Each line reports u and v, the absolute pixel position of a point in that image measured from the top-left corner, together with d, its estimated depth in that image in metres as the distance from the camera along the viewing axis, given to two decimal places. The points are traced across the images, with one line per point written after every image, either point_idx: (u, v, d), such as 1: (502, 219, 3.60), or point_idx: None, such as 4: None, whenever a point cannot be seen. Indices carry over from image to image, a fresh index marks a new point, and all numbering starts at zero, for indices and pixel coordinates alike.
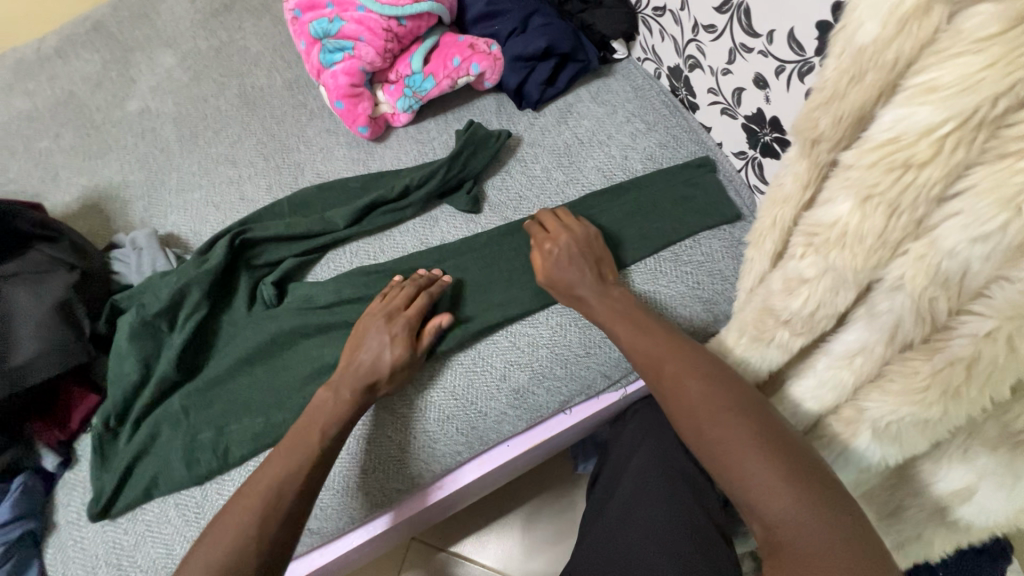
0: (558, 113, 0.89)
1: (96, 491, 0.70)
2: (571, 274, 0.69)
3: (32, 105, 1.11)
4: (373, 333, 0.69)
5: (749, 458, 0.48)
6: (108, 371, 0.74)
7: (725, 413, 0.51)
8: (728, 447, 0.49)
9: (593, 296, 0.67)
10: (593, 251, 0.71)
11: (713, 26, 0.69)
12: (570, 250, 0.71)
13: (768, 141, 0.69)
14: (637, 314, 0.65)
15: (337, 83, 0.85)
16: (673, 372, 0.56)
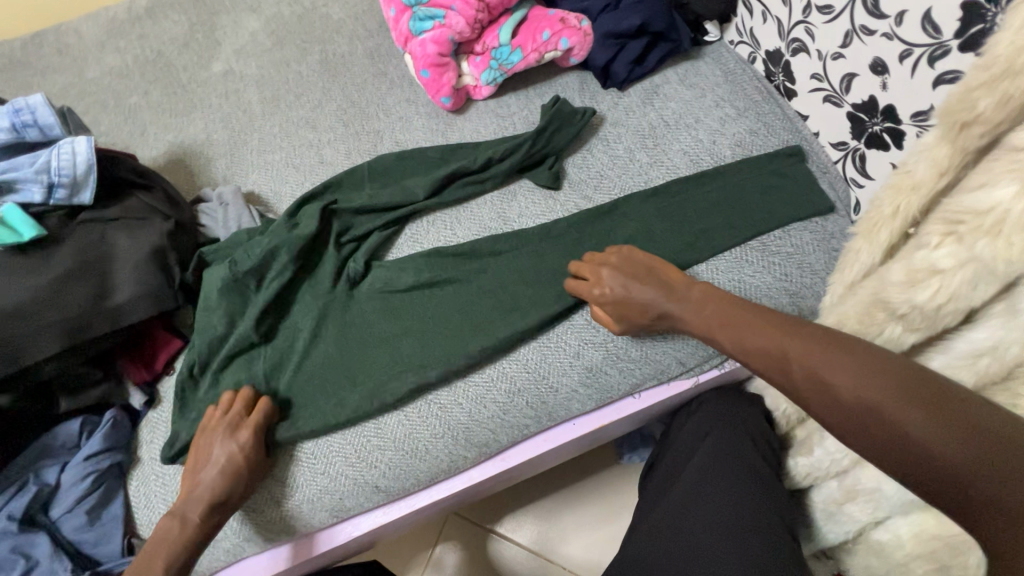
0: (643, 94, 0.87)
1: (171, 435, 0.71)
2: (643, 297, 0.66)
3: (123, 62, 1.15)
4: (200, 451, 0.65)
5: (935, 444, 0.42)
6: (194, 321, 0.75)
7: (886, 395, 0.45)
8: (906, 434, 0.43)
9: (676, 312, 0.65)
10: (640, 263, 0.69)
11: (831, 7, 0.66)
12: (619, 280, 0.68)
13: (876, 131, 0.67)
14: (728, 308, 0.61)
15: (425, 51, 0.85)
16: (804, 363, 0.51)
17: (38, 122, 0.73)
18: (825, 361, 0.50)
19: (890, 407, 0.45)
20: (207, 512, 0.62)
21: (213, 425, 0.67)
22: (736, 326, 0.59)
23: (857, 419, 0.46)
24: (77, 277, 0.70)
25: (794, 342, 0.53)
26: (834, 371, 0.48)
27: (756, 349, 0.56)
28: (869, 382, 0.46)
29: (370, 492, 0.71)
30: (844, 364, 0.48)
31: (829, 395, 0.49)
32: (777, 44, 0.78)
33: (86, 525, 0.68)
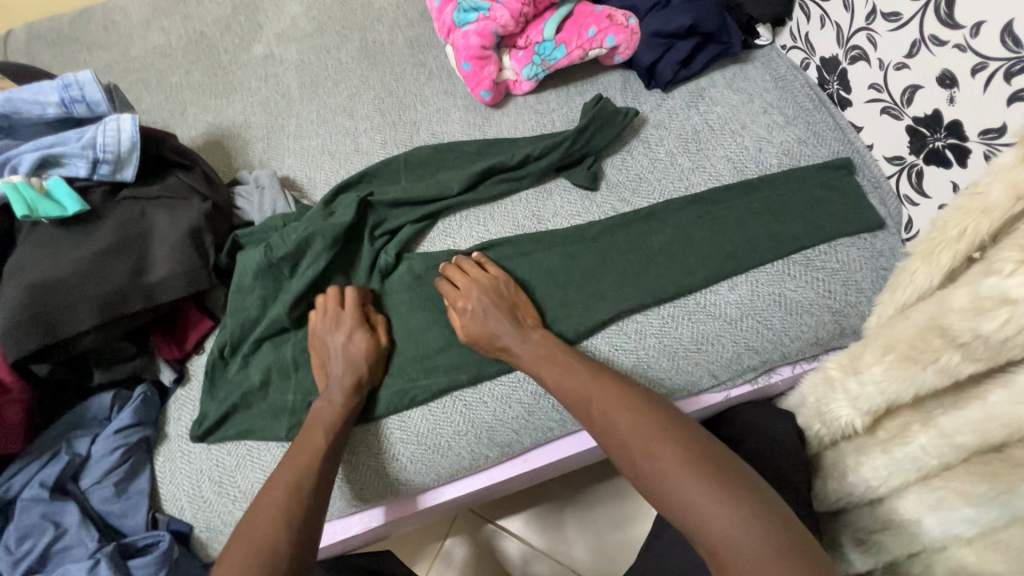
0: (688, 96, 0.85)
1: (200, 415, 0.73)
2: (492, 325, 0.68)
3: (167, 42, 1.16)
4: (322, 352, 0.71)
5: (713, 516, 0.45)
6: (227, 302, 0.76)
7: (671, 461, 0.49)
8: (683, 501, 0.46)
9: (515, 342, 0.66)
10: (495, 292, 0.70)
11: (899, 14, 0.64)
12: (483, 303, 0.69)
13: (937, 147, 0.64)
14: (554, 349, 0.66)
15: (468, 43, 0.84)
16: (601, 416, 0.56)
17: (86, 99, 0.74)
18: (621, 417, 0.54)
19: (646, 459, 0.50)
20: (351, 393, 0.67)
21: (319, 324, 0.72)
22: (567, 369, 0.62)
23: (638, 475, 0.50)
24: (116, 253, 0.71)
25: (600, 395, 0.58)
26: (634, 434, 0.52)
27: (567, 390, 0.61)
28: (659, 445, 0.50)
29: (391, 483, 0.71)
30: (631, 420, 0.54)
31: (622, 451, 0.52)
32: (835, 51, 0.76)
33: (113, 497, 0.70)
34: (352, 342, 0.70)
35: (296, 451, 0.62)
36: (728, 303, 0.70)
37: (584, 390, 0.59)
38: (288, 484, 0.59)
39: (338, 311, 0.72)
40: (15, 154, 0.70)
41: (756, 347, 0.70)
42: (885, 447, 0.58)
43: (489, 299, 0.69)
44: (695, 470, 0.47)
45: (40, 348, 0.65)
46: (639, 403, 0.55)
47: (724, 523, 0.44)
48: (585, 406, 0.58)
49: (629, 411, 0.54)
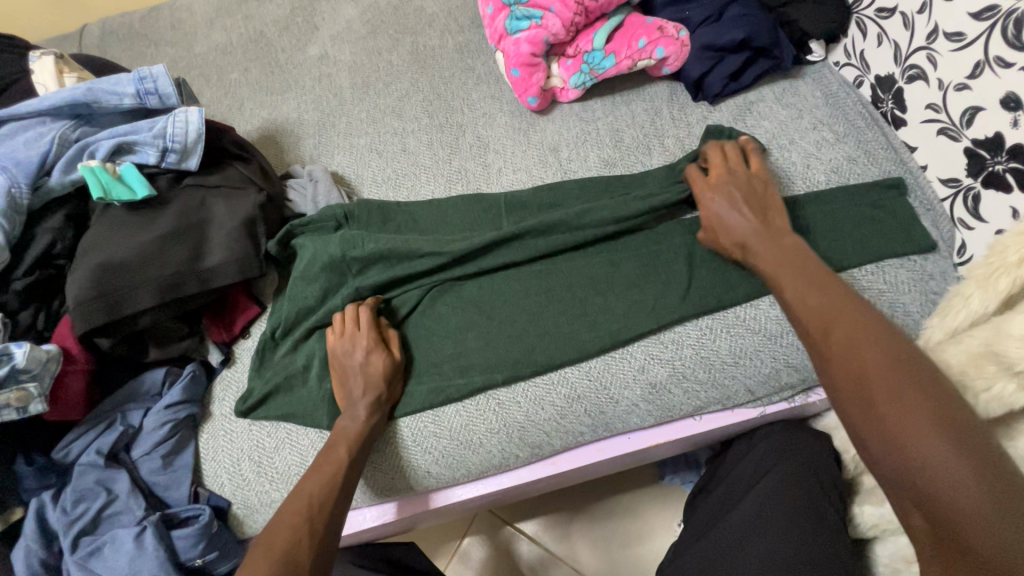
0: (736, 109, 0.85)
1: (245, 393, 0.76)
2: (731, 212, 0.69)
3: (228, 40, 1.22)
4: (340, 371, 0.72)
5: (952, 483, 0.41)
6: (288, 286, 0.79)
7: (913, 413, 0.45)
8: (921, 457, 0.43)
9: (757, 237, 0.66)
10: (762, 185, 0.72)
11: (963, 34, 0.63)
12: (733, 188, 0.71)
13: (997, 171, 0.62)
14: (801, 264, 0.61)
15: (518, 50, 0.86)
16: (847, 347, 0.51)
17: (159, 91, 0.79)
18: (874, 359, 0.49)
19: (891, 405, 0.46)
20: (371, 407, 0.69)
21: (338, 343, 0.72)
22: (817, 289, 0.58)
23: (865, 411, 0.47)
24: (177, 238, 0.75)
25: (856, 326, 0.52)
26: (885, 378, 0.48)
27: (810, 308, 0.57)
28: (914, 401, 0.45)
29: (422, 476, 0.74)
30: (885, 369, 0.48)
31: (862, 387, 0.48)
32: (891, 69, 0.75)
33: (161, 469, 0.73)
34: (376, 362, 0.70)
35: (319, 465, 0.65)
36: (769, 318, 0.70)
37: (834, 317, 0.54)
38: (311, 501, 0.61)
39: (356, 331, 0.72)
40: (92, 140, 0.75)
41: (796, 364, 0.70)
42: None
43: (743, 188, 0.70)
44: (947, 434, 0.43)
45: (105, 323, 0.70)
46: (905, 354, 0.49)
47: (963, 497, 0.40)
48: (824, 330, 0.54)
49: (890, 355, 0.49)
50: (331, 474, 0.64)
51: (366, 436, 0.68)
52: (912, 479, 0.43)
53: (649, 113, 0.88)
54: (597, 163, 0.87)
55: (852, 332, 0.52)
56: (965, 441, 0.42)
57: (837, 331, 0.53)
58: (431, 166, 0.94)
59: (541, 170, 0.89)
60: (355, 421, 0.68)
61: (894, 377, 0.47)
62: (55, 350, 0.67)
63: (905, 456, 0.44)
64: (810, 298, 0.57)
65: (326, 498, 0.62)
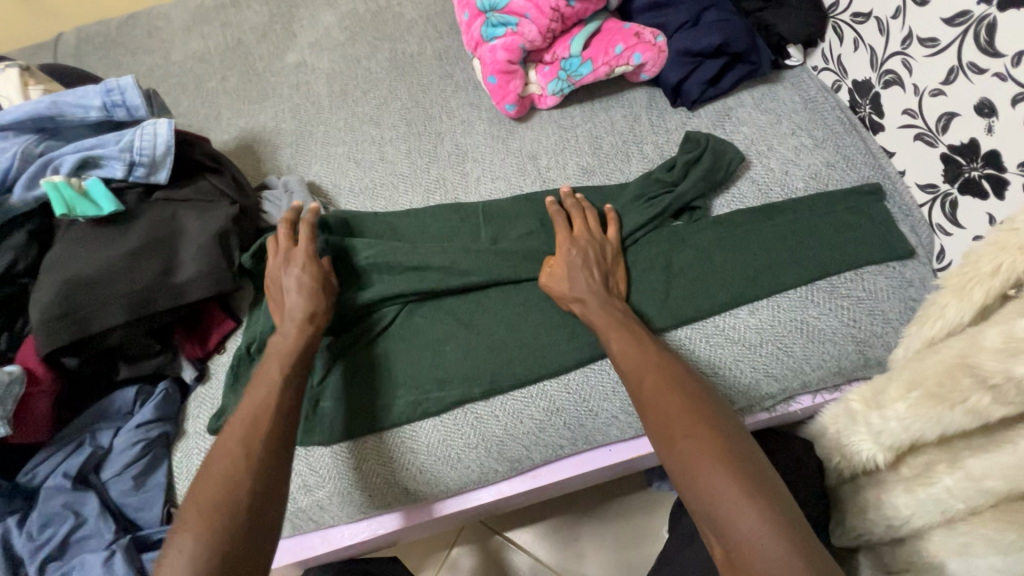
0: (715, 115, 0.84)
1: (220, 408, 0.74)
2: (580, 278, 0.69)
3: (205, 48, 1.20)
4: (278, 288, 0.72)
5: (734, 511, 0.47)
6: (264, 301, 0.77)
7: (702, 450, 0.51)
8: (710, 489, 0.49)
9: (597, 302, 0.67)
10: (603, 254, 0.71)
11: (936, 40, 0.62)
12: (586, 254, 0.71)
13: (973, 177, 0.61)
14: (627, 323, 0.66)
15: (495, 58, 0.85)
16: (655, 398, 0.57)
17: (126, 103, 0.77)
18: (676, 408, 0.55)
19: (690, 447, 0.52)
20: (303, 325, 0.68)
21: (274, 264, 0.73)
22: (634, 341, 0.63)
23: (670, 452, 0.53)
24: (146, 253, 0.73)
25: (658, 377, 0.59)
26: (682, 425, 0.54)
27: (627, 359, 0.62)
28: (705, 443, 0.52)
29: (400, 493, 0.72)
30: (680, 415, 0.54)
31: (667, 432, 0.54)
32: (867, 74, 0.74)
33: (131, 491, 0.71)
34: (306, 276, 0.71)
35: (246, 412, 0.61)
36: (748, 327, 0.69)
37: (644, 370, 0.60)
38: (239, 449, 0.58)
39: (291, 252, 0.73)
40: (56, 154, 0.73)
41: (776, 373, 0.68)
42: (909, 486, 0.56)
43: (592, 254, 0.70)
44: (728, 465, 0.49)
45: (72, 341, 0.68)
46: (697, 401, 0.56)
47: (740, 519, 0.46)
48: (638, 381, 0.60)
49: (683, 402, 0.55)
50: (261, 417, 0.61)
51: (298, 351, 0.67)
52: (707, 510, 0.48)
53: (628, 119, 0.87)
54: (576, 171, 0.86)
55: (658, 382, 0.58)
56: (744, 470, 0.49)
57: (649, 384, 0.59)
58: (409, 175, 0.93)
59: (520, 178, 0.87)
60: (282, 352, 0.67)
61: (689, 418, 0.54)
62: (19, 372, 0.66)
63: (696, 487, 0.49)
64: (626, 350, 0.62)
65: (250, 447, 0.58)
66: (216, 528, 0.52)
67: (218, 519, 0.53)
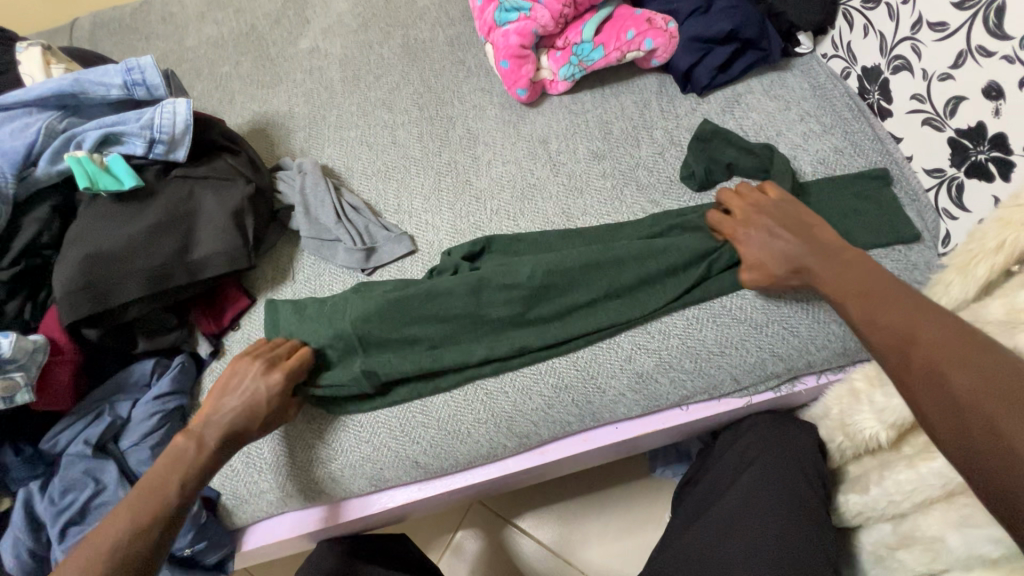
0: (724, 101, 0.85)
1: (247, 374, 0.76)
2: (776, 245, 0.65)
3: (219, 33, 1.22)
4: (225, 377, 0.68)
5: None
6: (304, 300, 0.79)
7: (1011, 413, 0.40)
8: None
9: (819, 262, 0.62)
10: (796, 217, 0.67)
11: (946, 24, 0.63)
12: (767, 223, 0.67)
13: (980, 160, 0.62)
14: (870, 283, 0.57)
15: (507, 42, 0.86)
16: (926, 355, 0.47)
17: (146, 82, 0.79)
18: (968, 370, 0.43)
19: (983, 409, 0.41)
20: (226, 443, 0.64)
21: (244, 367, 0.68)
22: (911, 305, 0.52)
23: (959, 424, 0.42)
24: (164, 228, 0.75)
25: (942, 337, 0.47)
26: (971, 388, 0.43)
27: (874, 322, 0.53)
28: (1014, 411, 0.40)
29: (410, 466, 0.74)
30: (970, 373, 0.43)
31: (947, 399, 0.44)
32: (877, 61, 0.75)
33: (149, 460, 0.72)
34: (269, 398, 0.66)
35: (143, 494, 0.58)
36: (754, 308, 0.70)
37: (914, 330, 0.49)
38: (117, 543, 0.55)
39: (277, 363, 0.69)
40: (79, 130, 0.75)
41: (781, 353, 0.69)
42: (912, 461, 0.60)
43: (780, 221, 0.67)
44: None
45: (92, 314, 0.70)
46: (994, 358, 0.43)
47: None
48: (896, 336, 0.50)
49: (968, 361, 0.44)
50: (155, 509, 0.58)
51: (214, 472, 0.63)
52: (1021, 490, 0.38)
53: (638, 105, 0.89)
54: (587, 155, 0.86)
55: (934, 342, 0.47)
56: None
57: (918, 341, 0.48)
58: (420, 159, 0.94)
59: (531, 162, 0.88)
60: (192, 455, 0.62)
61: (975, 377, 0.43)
62: (42, 342, 0.67)
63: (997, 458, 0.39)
64: (882, 314, 0.52)
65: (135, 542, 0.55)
66: None
67: None
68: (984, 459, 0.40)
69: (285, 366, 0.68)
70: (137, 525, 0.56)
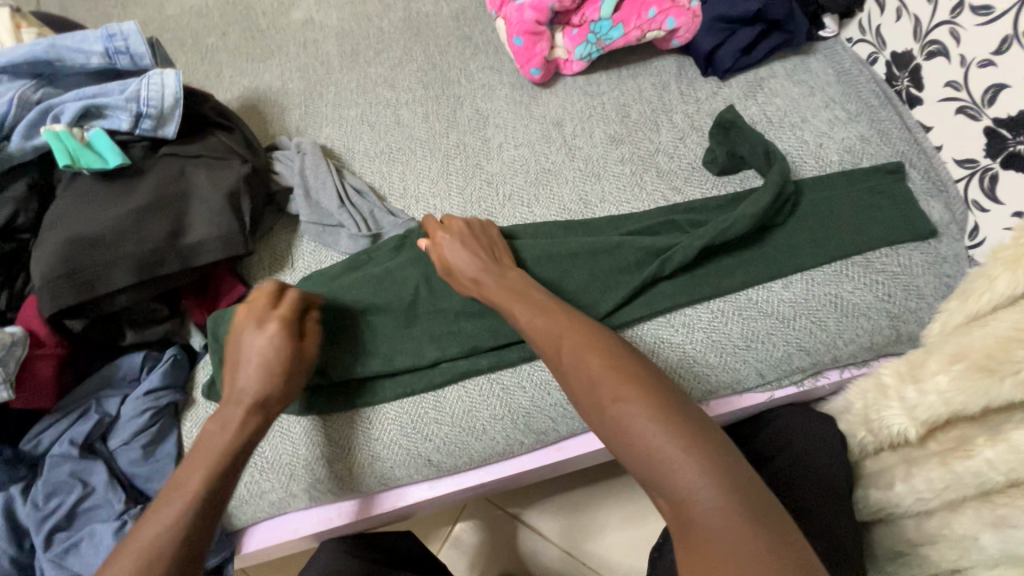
0: (747, 85, 0.82)
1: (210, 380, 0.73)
2: (461, 257, 0.66)
3: (204, 2, 1.14)
4: (234, 355, 0.61)
5: (694, 487, 0.42)
6: None
7: (659, 428, 0.45)
8: (669, 474, 0.43)
9: (490, 278, 0.64)
10: (481, 238, 0.69)
11: (991, 8, 0.60)
12: (467, 245, 0.67)
13: (1018, 151, 0.60)
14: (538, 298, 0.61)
15: (522, 17, 0.82)
16: (592, 376, 0.51)
17: (130, 50, 0.72)
18: (628, 392, 0.48)
19: (643, 429, 0.46)
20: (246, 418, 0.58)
21: (240, 322, 0.62)
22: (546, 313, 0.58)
23: (630, 446, 0.46)
24: (154, 211, 0.69)
25: (600, 354, 0.52)
26: (621, 403, 0.48)
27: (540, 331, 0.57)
28: (657, 426, 0.45)
29: (422, 463, 0.70)
30: (631, 394, 0.48)
31: (613, 423, 0.48)
32: (909, 46, 0.72)
33: (140, 461, 0.68)
34: (262, 341, 0.60)
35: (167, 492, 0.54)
36: (782, 301, 0.68)
37: (587, 369, 0.51)
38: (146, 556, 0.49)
39: (268, 310, 0.62)
40: (57, 102, 0.68)
41: (807, 348, 0.67)
42: (944, 459, 0.59)
43: (472, 242, 0.68)
44: (692, 445, 0.44)
45: (76, 302, 0.64)
46: (638, 371, 0.50)
47: (699, 491, 0.42)
48: (556, 344, 0.55)
49: (630, 388, 0.48)
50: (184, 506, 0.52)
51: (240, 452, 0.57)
52: (670, 492, 0.43)
53: (657, 88, 0.85)
54: (603, 139, 0.83)
55: (598, 361, 0.51)
56: (704, 449, 0.44)
57: (587, 363, 0.52)
58: (427, 140, 0.89)
59: (545, 146, 0.84)
60: (220, 440, 0.57)
61: (631, 404, 0.47)
62: (21, 333, 0.62)
63: (650, 467, 0.44)
64: (571, 353, 0.53)
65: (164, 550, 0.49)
66: None
67: None
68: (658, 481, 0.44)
69: (277, 315, 0.61)
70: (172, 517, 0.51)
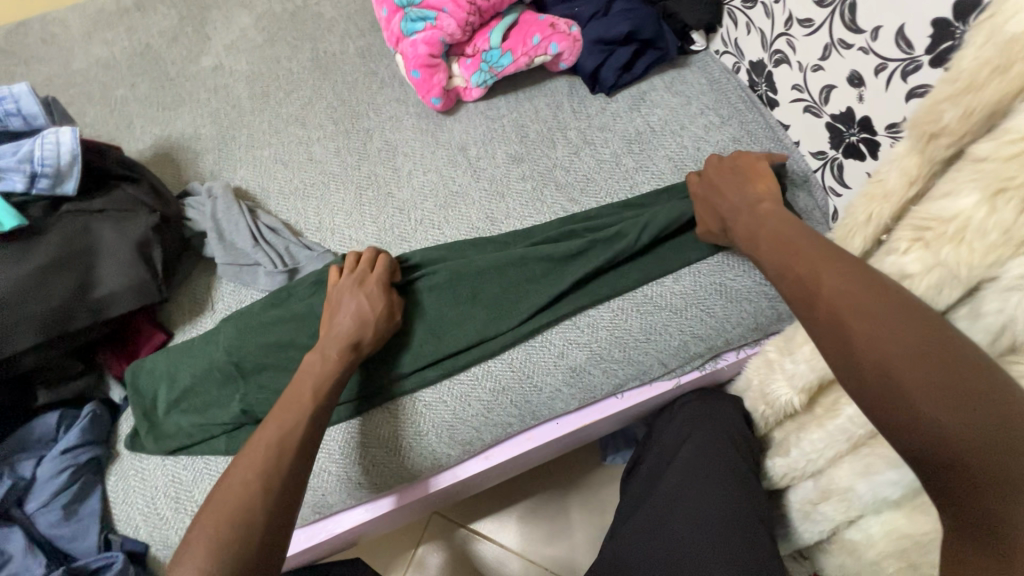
0: (631, 99, 0.89)
1: (134, 431, 0.74)
2: (725, 191, 0.70)
3: (111, 54, 1.14)
4: (328, 308, 0.70)
5: (935, 407, 0.38)
6: (201, 343, 0.76)
7: (901, 352, 0.40)
8: (903, 395, 0.39)
9: (748, 219, 0.63)
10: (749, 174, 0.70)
11: (811, 20, 0.69)
12: (728, 179, 0.70)
13: (853, 142, 0.69)
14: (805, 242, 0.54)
15: (416, 52, 0.86)
16: (847, 306, 0.45)
17: (22, 111, 0.73)
18: (884, 325, 0.42)
19: (891, 353, 0.41)
20: (345, 352, 0.66)
21: (337, 285, 0.71)
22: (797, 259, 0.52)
23: (859, 366, 0.42)
24: (58, 270, 0.69)
25: (842, 273, 0.47)
26: (870, 327, 0.42)
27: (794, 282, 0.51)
28: (937, 376, 0.38)
29: (353, 487, 0.72)
30: (879, 318, 0.42)
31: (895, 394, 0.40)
32: (761, 55, 0.81)
33: (62, 521, 0.67)
34: (354, 293, 0.69)
35: (279, 411, 0.60)
36: (673, 294, 0.74)
37: (839, 293, 0.46)
38: (268, 451, 0.56)
39: (365, 273, 0.72)
40: None
41: (700, 334, 0.74)
42: (821, 421, 0.65)
43: (739, 177, 0.70)
44: (933, 361, 0.39)
45: None
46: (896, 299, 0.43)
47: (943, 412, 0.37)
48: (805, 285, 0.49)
49: (888, 313, 0.42)
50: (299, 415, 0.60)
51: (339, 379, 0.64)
52: (903, 413, 0.39)
53: (551, 108, 0.91)
54: (505, 159, 0.88)
55: (847, 289, 0.45)
56: (956, 370, 0.38)
57: (854, 324, 0.43)
58: (340, 174, 0.92)
59: (452, 170, 0.89)
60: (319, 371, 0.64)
61: (894, 330, 0.41)
62: None
63: (881, 389, 0.41)
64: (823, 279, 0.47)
65: (284, 447, 0.57)
66: (235, 525, 0.50)
67: (244, 512, 0.51)
68: (890, 403, 0.40)
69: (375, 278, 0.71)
70: (287, 424, 0.59)
